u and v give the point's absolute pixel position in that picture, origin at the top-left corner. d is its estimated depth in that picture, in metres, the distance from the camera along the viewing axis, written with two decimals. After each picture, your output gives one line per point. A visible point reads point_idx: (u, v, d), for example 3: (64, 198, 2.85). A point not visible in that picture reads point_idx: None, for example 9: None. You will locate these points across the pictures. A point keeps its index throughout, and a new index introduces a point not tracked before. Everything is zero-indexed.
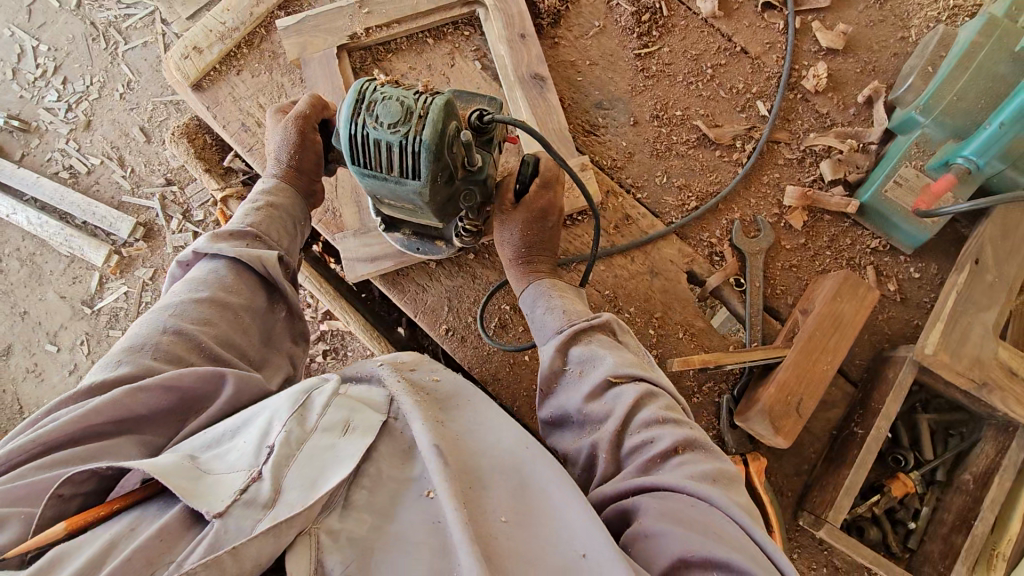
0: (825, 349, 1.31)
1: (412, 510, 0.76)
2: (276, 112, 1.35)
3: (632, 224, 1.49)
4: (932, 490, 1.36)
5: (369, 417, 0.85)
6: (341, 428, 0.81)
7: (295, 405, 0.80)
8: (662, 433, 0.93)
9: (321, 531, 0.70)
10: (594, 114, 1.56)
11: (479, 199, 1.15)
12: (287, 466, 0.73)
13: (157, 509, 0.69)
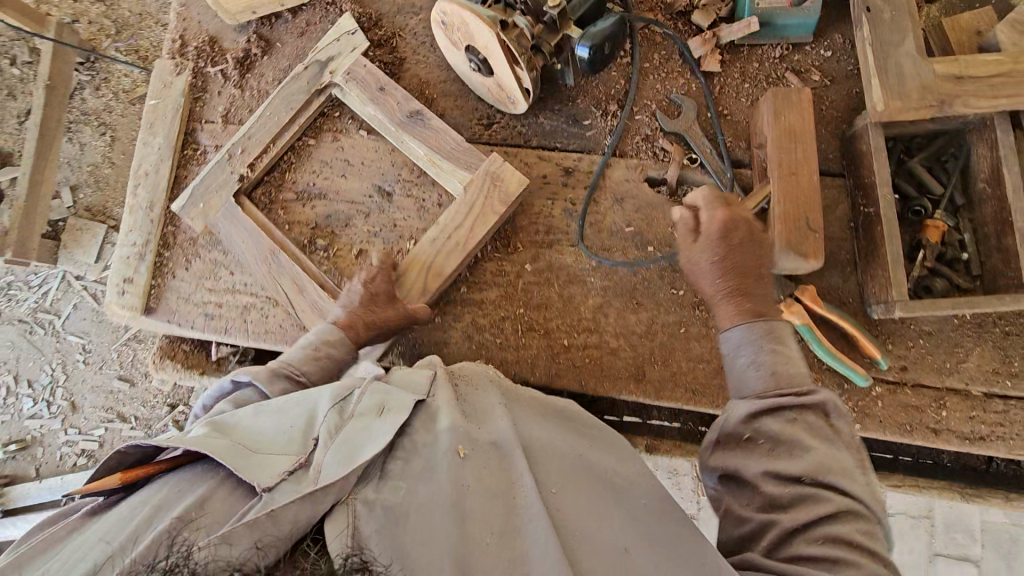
0: (800, 162, 1.34)
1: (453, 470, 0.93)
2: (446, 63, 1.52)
3: (574, 174, 1.54)
4: (962, 216, 1.40)
5: (400, 398, 1.02)
6: (375, 412, 0.98)
7: (336, 401, 1.00)
8: (824, 496, 0.99)
9: (356, 501, 0.85)
10: (482, 106, 1.59)
11: None
12: (329, 449, 0.90)
13: (196, 478, 0.90)
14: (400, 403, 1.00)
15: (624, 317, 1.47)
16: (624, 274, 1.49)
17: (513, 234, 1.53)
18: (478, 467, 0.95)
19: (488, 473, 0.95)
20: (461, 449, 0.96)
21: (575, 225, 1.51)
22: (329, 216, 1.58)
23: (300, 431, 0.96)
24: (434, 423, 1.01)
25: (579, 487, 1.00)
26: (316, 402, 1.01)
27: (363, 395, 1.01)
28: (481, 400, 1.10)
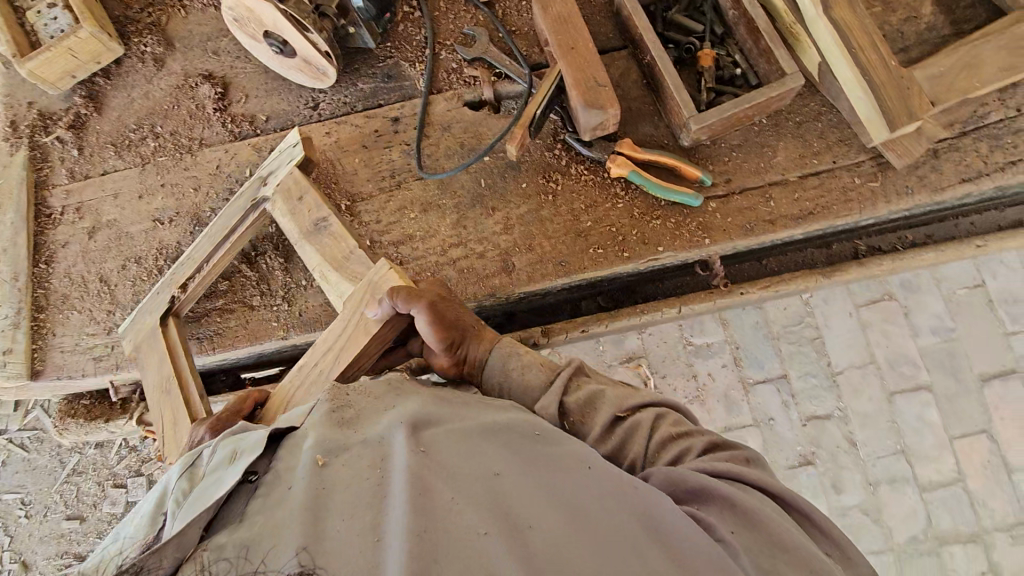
0: (576, 38, 1.52)
1: (311, 482, 0.83)
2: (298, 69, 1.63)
3: (402, 120, 1.68)
4: (728, 43, 1.60)
5: (253, 438, 0.95)
6: (225, 462, 0.92)
7: (186, 469, 0.95)
8: (664, 431, 1.10)
9: (203, 549, 0.78)
10: (305, 91, 1.73)
11: None
12: (180, 511, 0.85)
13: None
14: (252, 444, 0.93)
15: (483, 223, 1.59)
16: (470, 188, 1.62)
17: (364, 188, 1.64)
18: (343, 468, 0.84)
19: (356, 467, 0.84)
20: (319, 459, 0.86)
21: (415, 161, 1.64)
22: (191, 230, 1.66)
23: (150, 521, 0.88)
24: (303, 440, 0.92)
25: (489, 480, 0.84)
26: (165, 480, 0.95)
27: (216, 454, 0.96)
28: (369, 407, 0.98)
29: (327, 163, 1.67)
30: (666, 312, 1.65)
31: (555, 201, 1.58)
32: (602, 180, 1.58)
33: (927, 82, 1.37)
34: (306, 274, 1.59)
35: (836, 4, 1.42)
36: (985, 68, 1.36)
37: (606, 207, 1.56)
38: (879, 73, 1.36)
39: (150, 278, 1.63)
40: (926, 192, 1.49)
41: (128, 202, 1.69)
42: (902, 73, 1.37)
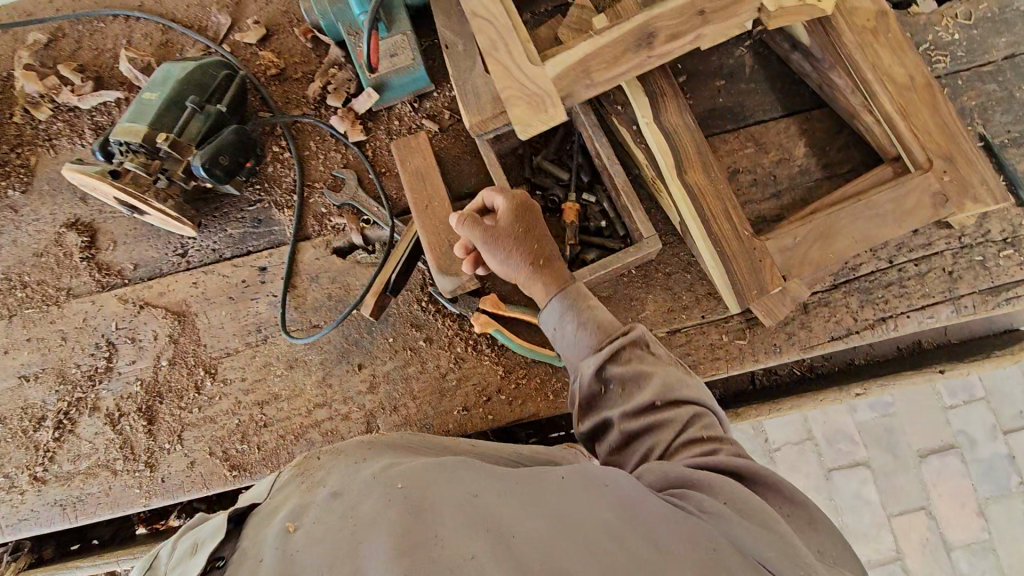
0: (433, 197, 1.48)
1: (286, 547, 0.75)
2: (164, 223, 1.62)
3: (270, 269, 1.64)
4: (596, 189, 1.55)
5: (214, 521, 0.88)
6: (190, 549, 0.83)
7: (144, 570, 0.85)
8: None
9: None
10: (174, 236, 1.69)
11: (158, 124, 1.47)
12: None
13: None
14: (216, 525, 0.87)
15: (349, 381, 1.55)
16: (336, 343, 1.58)
17: (230, 342, 1.60)
18: (313, 528, 0.77)
19: (331, 523, 0.76)
20: (290, 525, 0.80)
21: (281, 314, 1.60)
22: (57, 387, 1.62)
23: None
24: (273, 516, 0.86)
25: (451, 493, 0.77)
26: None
27: (178, 545, 0.87)
28: (335, 468, 0.94)
29: (194, 316, 1.63)
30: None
31: (421, 358, 1.54)
32: (467, 334, 1.54)
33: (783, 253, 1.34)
34: (168, 437, 1.56)
35: (692, 167, 1.40)
36: (840, 239, 1.32)
37: (472, 365, 1.52)
38: (728, 248, 1.34)
39: (12, 440, 1.60)
40: (795, 350, 1.45)
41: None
42: (755, 244, 1.33)
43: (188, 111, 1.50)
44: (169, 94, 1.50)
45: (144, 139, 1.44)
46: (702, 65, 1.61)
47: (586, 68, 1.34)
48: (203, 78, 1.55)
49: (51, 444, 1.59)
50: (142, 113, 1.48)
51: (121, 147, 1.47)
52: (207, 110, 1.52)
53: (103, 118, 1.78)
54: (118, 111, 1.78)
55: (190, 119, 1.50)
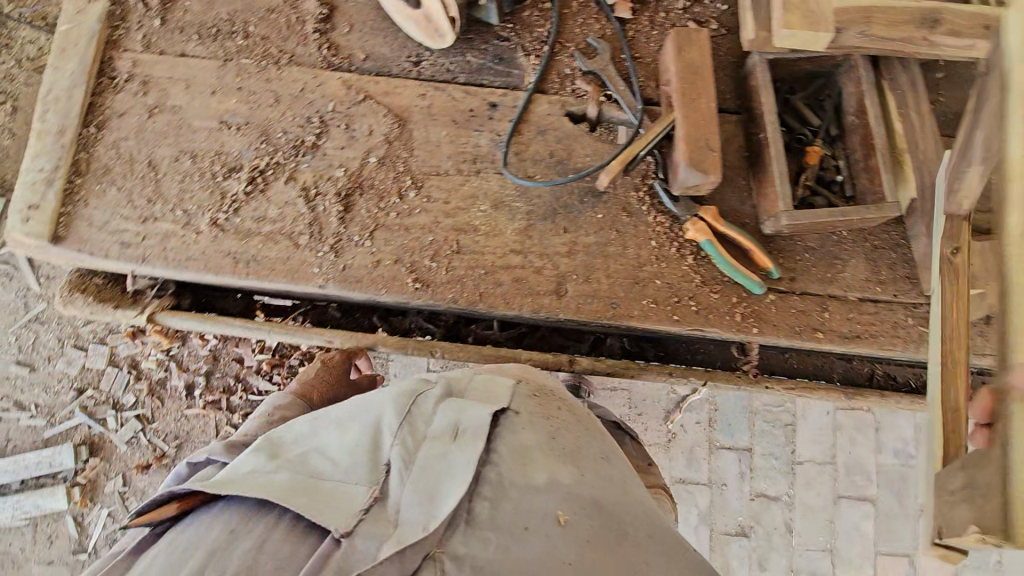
0: (699, 92, 1.51)
1: (558, 536, 1.15)
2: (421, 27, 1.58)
3: (500, 108, 1.63)
4: (837, 146, 1.60)
5: (477, 421, 1.26)
6: (450, 434, 1.23)
7: (403, 419, 1.25)
8: None
9: (444, 555, 1.08)
10: (412, 44, 1.66)
11: None
12: (412, 489, 1.13)
13: (254, 514, 1.11)
14: (473, 427, 1.24)
15: (549, 239, 1.56)
16: (547, 200, 1.59)
17: (441, 163, 1.60)
18: (571, 535, 1.16)
19: (588, 540, 1.17)
20: (560, 517, 1.17)
21: (501, 154, 1.60)
22: (256, 146, 1.59)
23: (367, 453, 1.19)
24: (526, 470, 1.23)
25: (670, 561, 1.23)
26: (380, 418, 1.26)
27: (437, 418, 1.26)
28: (569, 442, 1.35)
29: (413, 126, 1.61)
30: (691, 379, 1.68)
31: (625, 241, 1.57)
32: (675, 236, 1.57)
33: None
34: (359, 230, 1.54)
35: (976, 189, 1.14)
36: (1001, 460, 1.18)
37: (672, 264, 1.55)
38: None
39: (199, 179, 1.57)
40: (969, 352, 1.53)
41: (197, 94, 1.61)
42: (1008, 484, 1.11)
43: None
44: None
45: None
46: (963, 71, 1.67)
47: (869, 21, 1.42)
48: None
49: (239, 197, 1.56)
50: None
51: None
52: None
53: None
54: None
55: None
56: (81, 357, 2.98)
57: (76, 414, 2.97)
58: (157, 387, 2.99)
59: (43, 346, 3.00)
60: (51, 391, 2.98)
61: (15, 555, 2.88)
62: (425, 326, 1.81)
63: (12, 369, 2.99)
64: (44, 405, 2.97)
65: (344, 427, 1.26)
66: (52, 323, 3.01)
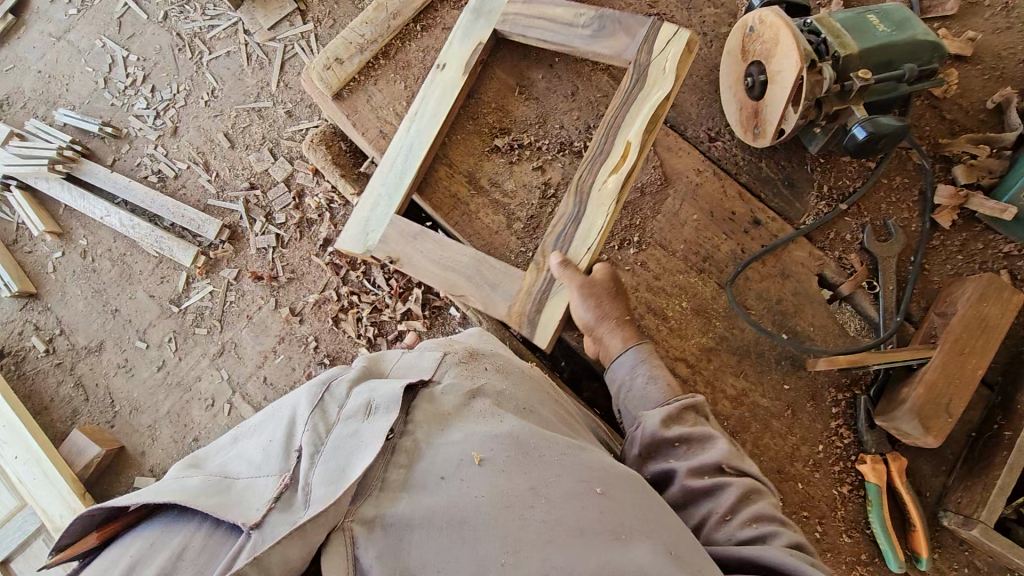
0: (974, 347, 1.33)
1: (473, 480, 0.93)
2: (741, 117, 1.50)
3: (761, 227, 1.53)
4: None
5: (388, 393, 1.01)
6: (363, 413, 0.98)
7: (315, 407, 1.02)
8: None
9: (354, 523, 0.85)
10: (719, 120, 1.60)
11: (858, 60, 1.31)
12: (314, 462, 0.91)
13: (169, 527, 0.86)
14: (388, 400, 1.00)
15: (722, 374, 1.47)
16: (746, 339, 1.49)
17: (674, 241, 1.54)
18: (492, 478, 0.94)
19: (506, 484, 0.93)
20: (477, 458, 0.96)
21: (733, 269, 1.51)
22: (531, 123, 1.61)
23: (279, 447, 0.96)
24: (446, 430, 1.03)
25: (631, 502, 0.95)
26: (293, 413, 1.02)
27: (351, 397, 1.02)
28: (488, 400, 1.12)
29: (673, 193, 1.56)
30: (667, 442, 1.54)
31: (794, 424, 1.45)
32: (843, 459, 1.43)
33: (506, 300, 1.44)
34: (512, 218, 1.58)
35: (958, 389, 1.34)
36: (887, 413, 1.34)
37: (822, 477, 1.42)
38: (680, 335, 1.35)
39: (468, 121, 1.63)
40: None
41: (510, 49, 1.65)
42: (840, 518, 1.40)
43: (895, 73, 1.33)
44: (893, 43, 1.32)
45: (846, 58, 1.30)
46: None
47: None
48: (929, 53, 1.35)
49: (492, 153, 1.60)
50: (860, 34, 1.33)
51: (814, 45, 1.34)
52: (906, 87, 1.34)
53: None
54: None
55: (887, 80, 1.32)
56: (269, 161, 3.17)
57: (238, 201, 3.17)
58: (304, 223, 3.01)
59: (248, 134, 3.24)
60: (231, 170, 3.23)
61: (131, 273, 3.22)
62: (553, 354, 1.80)
63: (217, 135, 3.29)
64: (221, 177, 3.23)
65: (258, 430, 1.04)
66: (265, 121, 3.25)
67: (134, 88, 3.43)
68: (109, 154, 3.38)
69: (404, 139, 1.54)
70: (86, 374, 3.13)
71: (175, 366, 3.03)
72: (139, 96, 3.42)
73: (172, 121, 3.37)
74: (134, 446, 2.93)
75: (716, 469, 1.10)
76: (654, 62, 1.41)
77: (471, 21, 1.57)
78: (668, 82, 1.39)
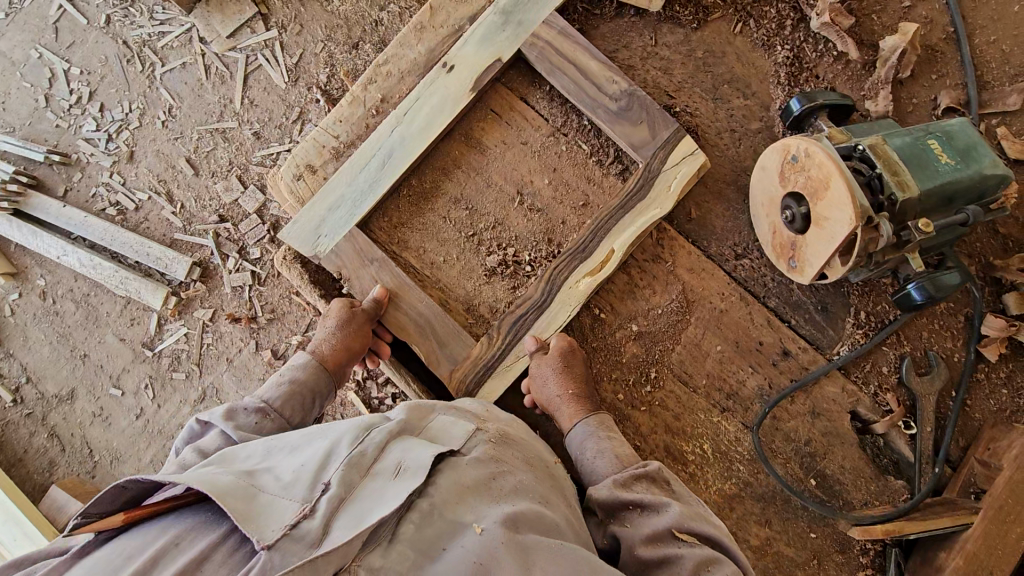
0: (1021, 513, 1.23)
1: (472, 548, 0.82)
2: (775, 242, 1.32)
3: (791, 359, 1.39)
4: None
5: (422, 455, 0.90)
6: (393, 471, 0.87)
7: (354, 446, 0.89)
8: None
9: (359, 569, 0.75)
10: (748, 232, 1.41)
11: (918, 205, 1.13)
12: (336, 509, 0.80)
13: (200, 526, 0.79)
14: (420, 461, 0.89)
15: (746, 522, 1.38)
16: (772, 483, 1.38)
17: (697, 375, 1.40)
18: (493, 552, 0.82)
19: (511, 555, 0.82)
20: (478, 527, 0.84)
21: (759, 409, 1.38)
22: (536, 239, 1.41)
23: (312, 470, 0.85)
24: (466, 497, 0.89)
25: None
26: (329, 446, 0.90)
27: (384, 454, 0.90)
28: (509, 467, 0.99)
29: (694, 320, 1.40)
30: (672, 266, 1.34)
31: (819, 574, 1.36)
32: None
33: (450, 363, 1.35)
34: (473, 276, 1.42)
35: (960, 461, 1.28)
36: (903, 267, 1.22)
37: None
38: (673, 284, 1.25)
39: (463, 236, 1.42)
40: None
41: (512, 134, 1.43)
42: None
43: (956, 216, 1.15)
44: (958, 179, 1.14)
45: (903, 205, 1.12)
46: None
47: None
48: (996, 186, 1.17)
49: (489, 275, 1.41)
50: (920, 168, 1.14)
51: (865, 178, 1.16)
52: (967, 228, 1.17)
53: (811, 51, 1.39)
54: (832, 65, 1.39)
55: (948, 225, 1.15)
56: (237, 193, 2.42)
57: (207, 237, 2.44)
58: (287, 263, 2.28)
59: (215, 160, 2.44)
60: (198, 203, 2.46)
61: (99, 315, 2.52)
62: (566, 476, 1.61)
63: (180, 162, 2.48)
64: (188, 211, 2.47)
65: (293, 445, 0.94)
66: (232, 145, 2.43)
67: (80, 105, 2.57)
68: (59, 183, 2.57)
69: (383, 143, 1.37)
70: (60, 426, 2.52)
71: (157, 415, 2.46)
72: (86, 115, 2.56)
73: (127, 144, 2.53)
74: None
75: (670, 537, 1.01)
76: (663, 174, 1.34)
77: (496, 25, 1.37)
78: (670, 200, 1.35)
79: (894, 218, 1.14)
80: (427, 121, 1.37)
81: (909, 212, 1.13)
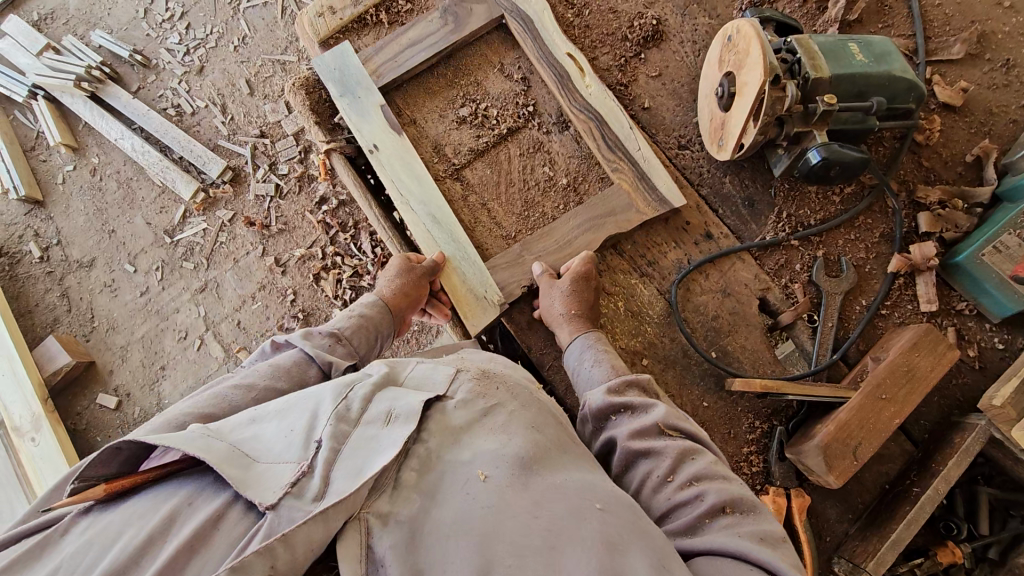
0: (897, 395, 1.28)
1: (478, 493, 0.75)
2: (710, 125, 1.48)
3: (712, 242, 1.51)
4: (981, 566, 1.32)
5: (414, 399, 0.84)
6: (383, 419, 0.81)
7: (337, 400, 0.82)
8: None
9: (369, 514, 0.70)
10: (694, 129, 1.58)
11: (830, 86, 1.29)
12: (334, 461, 0.73)
13: (203, 489, 0.70)
14: (412, 406, 0.83)
15: None
16: (676, 348, 1.47)
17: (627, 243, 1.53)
18: (505, 492, 0.75)
19: (522, 495, 0.76)
20: (483, 472, 0.77)
21: (674, 278, 1.49)
22: (507, 100, 1.61)
23: (301, 427, 0.78)
24: (458, 438, 0.83)
25: (637, 522, 0.78)
26: (313, 404, 0.82)
27: (370, 403, 0.83)
28: (501, 402, 0.91)
29: None
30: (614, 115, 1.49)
31: None
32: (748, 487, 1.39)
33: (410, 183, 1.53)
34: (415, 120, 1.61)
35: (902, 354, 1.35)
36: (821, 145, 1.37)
37: None
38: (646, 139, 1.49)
39: (446, 88, 1.64)
40: None
41: None
42: None
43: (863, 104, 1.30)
44: (868, 73, 1.30)
45: (816, 83, 1.27)
46: None
47: None
48: (904, 91, 1.33)
49: (460, 123, 1.61)
50: (836, 59, 1.31)
51: (787, 64, 1.32)
52: (875, 121, 1.31)
53: None
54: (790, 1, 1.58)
55: (855, 111, 1.29)
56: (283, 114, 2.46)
57: (247, 147, 2.42)
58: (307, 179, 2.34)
59: (270, 84, 2.48)
60: (245, 117, 2.47)
61: (132, 198, 2.47)
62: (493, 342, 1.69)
63: (240, 82, 2.50)
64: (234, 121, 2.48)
65: (279, 405, 0.84)
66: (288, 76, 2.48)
67: (171, 21, 2.59)
68: (134, 81, 2.57)
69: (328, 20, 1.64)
70: None
71: None
72: (173, 30, 2.59)
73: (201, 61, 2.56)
74: (105, 363, 2.32)
75: (656, 435, 0.98)
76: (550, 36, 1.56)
77: None
78: None
79: (808, 96, 1.30)
80: (378, 127, 1.54)
81: (822, 90, 1.28)
